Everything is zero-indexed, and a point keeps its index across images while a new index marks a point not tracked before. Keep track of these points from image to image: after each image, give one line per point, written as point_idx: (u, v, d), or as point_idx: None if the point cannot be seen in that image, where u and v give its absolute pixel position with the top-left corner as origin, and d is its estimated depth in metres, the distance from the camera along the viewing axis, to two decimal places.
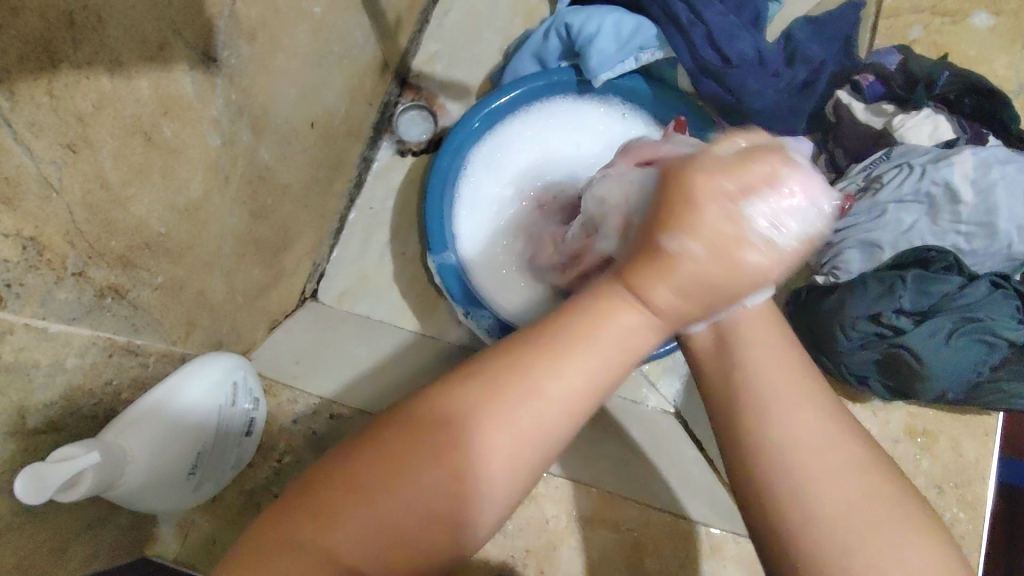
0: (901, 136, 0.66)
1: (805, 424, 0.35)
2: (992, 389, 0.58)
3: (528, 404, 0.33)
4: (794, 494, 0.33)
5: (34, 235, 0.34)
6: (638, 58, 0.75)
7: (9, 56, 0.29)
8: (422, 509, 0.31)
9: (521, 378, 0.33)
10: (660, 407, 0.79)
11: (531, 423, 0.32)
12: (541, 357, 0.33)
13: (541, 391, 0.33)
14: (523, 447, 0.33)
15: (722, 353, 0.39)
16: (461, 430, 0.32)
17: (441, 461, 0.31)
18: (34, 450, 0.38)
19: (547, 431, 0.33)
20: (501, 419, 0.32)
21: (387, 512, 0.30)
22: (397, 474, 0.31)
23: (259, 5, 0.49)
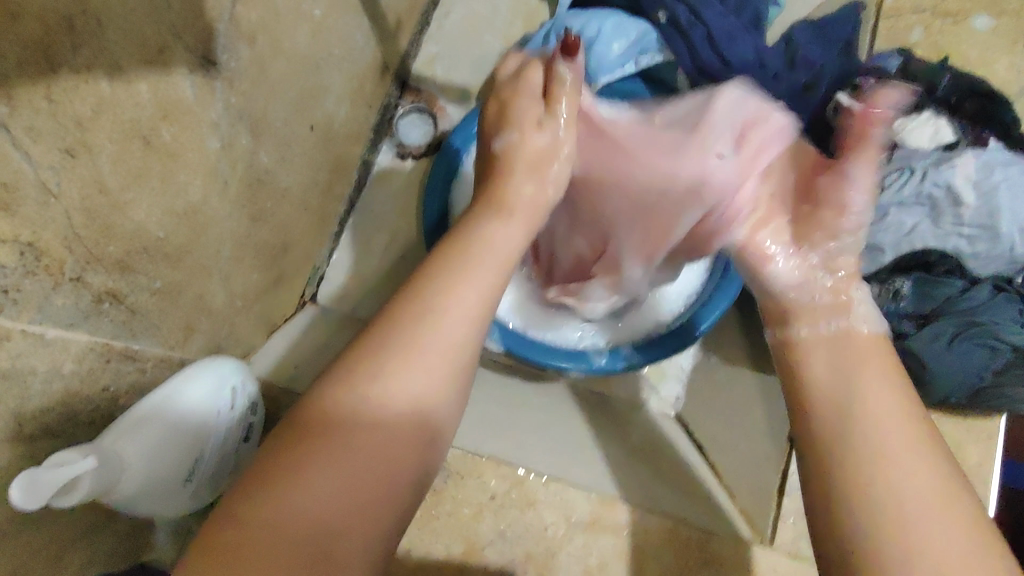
0: (903, 140, 0.64)
1: (908, 462, 0.37)
2: (996, 394, 0.57)
3: (422, 348, 0.37)
4: (888, 519, 0.34)
5: (31, 240, 0.34)
6: (638, 62, 0.75)
7: (9, 60, 0.29)
8: (363, 470, 0.33)
9: (414, 325, 0.37)
10: (660, 411, 0.76)
11: (446, 340, 0.38)
12: (419, 312, 0.38)
13: (428, 336, 0.37)
14: (434, 383, 0.37)
15: (834, 369, 0.43)
16: (353, 398, 0.35)
17: (348, 431, 0.34)
18: (30, 456, 0.37)
19: (446, 371, 0.37)
20: (396, 368, 0.36)
21: (331, 479, 0.32)
22: (328, 448, 0.33)
23: (259, 7, 0.49)
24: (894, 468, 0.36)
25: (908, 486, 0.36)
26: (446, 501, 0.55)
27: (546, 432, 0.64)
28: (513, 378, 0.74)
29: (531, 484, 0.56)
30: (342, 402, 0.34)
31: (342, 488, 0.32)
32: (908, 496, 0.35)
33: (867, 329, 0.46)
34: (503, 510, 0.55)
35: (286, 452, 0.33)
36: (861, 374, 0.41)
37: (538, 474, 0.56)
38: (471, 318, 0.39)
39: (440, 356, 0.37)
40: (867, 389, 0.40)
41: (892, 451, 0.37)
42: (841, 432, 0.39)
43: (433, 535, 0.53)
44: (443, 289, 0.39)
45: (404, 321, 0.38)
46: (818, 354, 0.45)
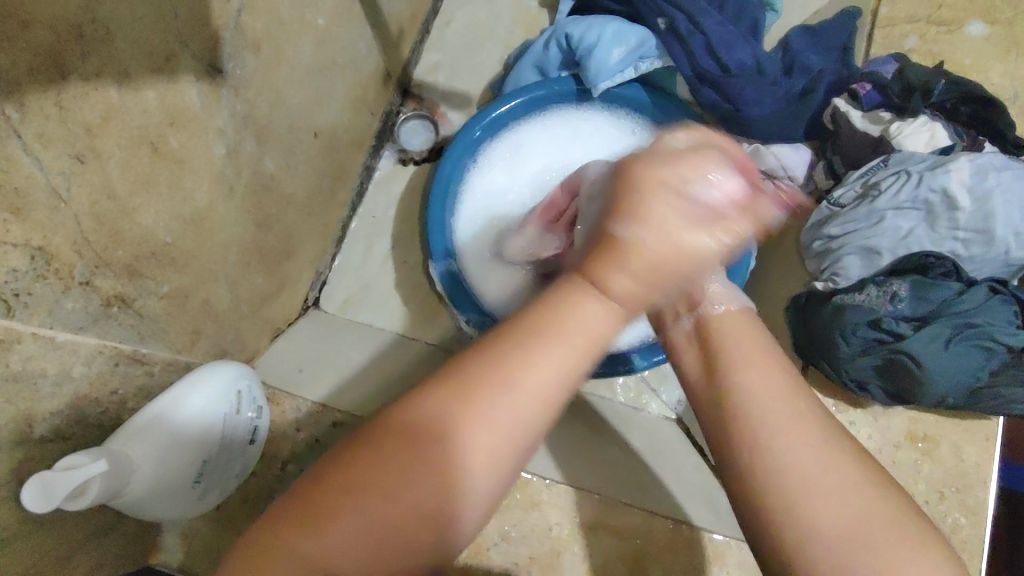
0: (898, 143, 0.66)
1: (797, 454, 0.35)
2: (990, 394, 0.58)
3: (494, 420, 0.34)
4: (790, 531, 0.33)
5: (42, 244, 0.34)
6: (638, 67, 0.76)
7: (21, 68, 0.30)
8: (395, 524, 0.32)
9: (491, 386, 0.34)
10: (662, 415, 0.79)
11: (515, 411, 0.34)
12: (505, 370, 0.34)
13: (507, 400, 0.34)
14: (492, 459, 0.34)
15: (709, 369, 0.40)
16: (417, 433, 0.33)
17: (404, 481, 0.32)
18: (42, 459, 0.38)
19: (511, 448, 0.34)
20: (464, 430, 0.33)
21: (362, 527, 0.31)
22: (380, 492, 0.32)
23: (264, 17, 0.50)
24: (780, 465, 0.35)
25: (797, 471, 0.34)
26: None
27: (550, 436, 0.64)
28: None
29: (534, 485, 0.56)
30: (401, 443, 0.33)
31: (369, 540, 0.31)
32: (792, 492, 0.34)
33: (715, 311, 0.43)
34: (506, 511, 0.55)
35: (336, 477, 0.32)
36: (740, 372, 0.38)
37: (541, 476, 0.57)
38: (553, 389, 0.34)
39: (509, 428, 0.34)
40: (736, 378, 0.38)
41: (773, 434, 0.35)
42: (741, 434, 0.36)
43: None
44: (526, 343, 0.35)
45: (491, 379, 0.34)
46: (729, 326, 0.42)
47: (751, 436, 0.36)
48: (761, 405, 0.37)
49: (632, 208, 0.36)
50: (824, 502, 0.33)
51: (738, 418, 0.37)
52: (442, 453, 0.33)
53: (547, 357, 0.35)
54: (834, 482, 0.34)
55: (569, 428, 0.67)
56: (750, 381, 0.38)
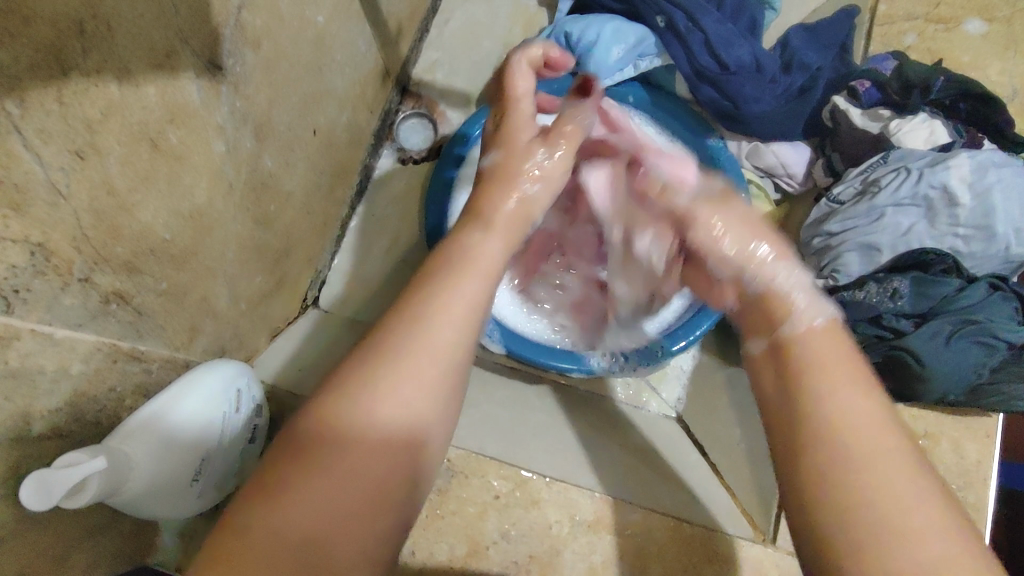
0: (897, 141, 0.66)
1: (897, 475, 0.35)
2: (992, 392, 0.57)
3: (409, 363, 0.36)
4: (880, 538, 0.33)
5: (41, 240, 0.34)
6: (637, 65, 0.76)
7: (21, 63, 0.30)
8: (353, 485, 0.33)
9: (396, 338, 0.37)
10: (661, 412, 0.78)
11: (425, 359, 0.37)
12: (410, 317, 0.38)
13: (426, 342, 0.37)
14: (425, 402, 0.36)
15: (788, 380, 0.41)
16: (351, 407, 0.35)
17: (347, 448, 0.34)
18: (38, 456, 0.37)
19: (433, 381, 0.36)
20: (385, 389, 0.35)
21: (324, 496, 0.33)
22: (330, 460, 0.33)
23: (263, 14, 0.50)
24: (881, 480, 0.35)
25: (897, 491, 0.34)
26: (448, 502, 0.55)
27: (549, 433, 0.64)
28: (514, 380, 0.74)
29: (534, 484, 0.56)
30: (336, 416, 0.34)
31: (336, 505, 0.33)
32: (889, 502, 0.34)
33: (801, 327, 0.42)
34: (507, 509, 0.55)
35: (286, 464, 0.33)
36: (832, 387, 0.38)
37: (542, 475, 0.57)
38: (466, 321, 0.39)
39: (437, 366, 0.37)
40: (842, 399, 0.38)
41: (879, 462, 0.35)
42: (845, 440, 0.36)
43: (435, 536, 0.54)
44: (433, 289, 0.39)
45: (397, 331, 0.37)
46: (818, 341, 0.41)
47: (839, 437, 0.36)
48: (865, 425, 0.37)
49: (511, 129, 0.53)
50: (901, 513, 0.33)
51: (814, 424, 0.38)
52: (369, 404, 0.35)
53: (446, 300, 0.39)
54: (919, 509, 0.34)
55: (569, 426, 0.67)
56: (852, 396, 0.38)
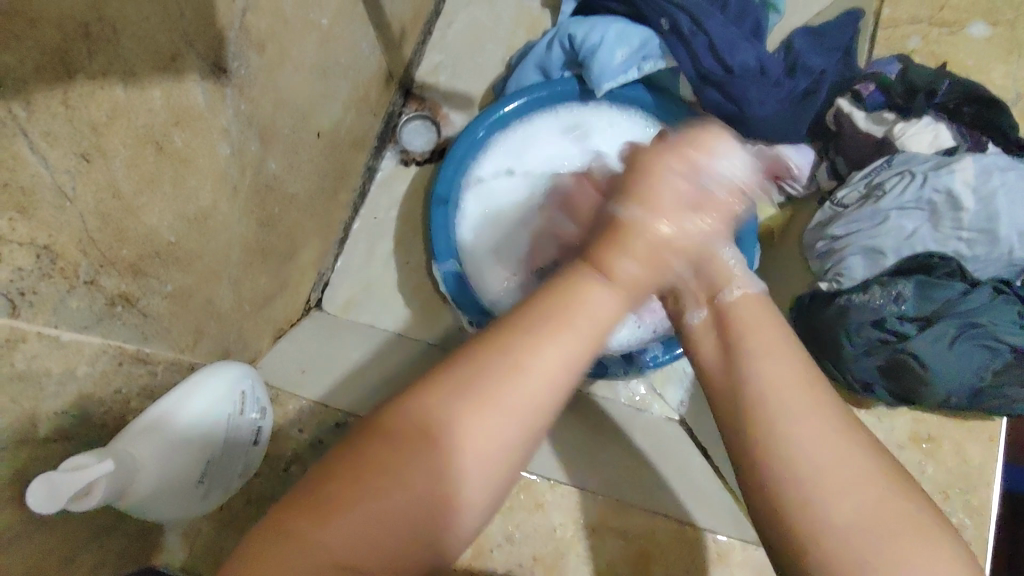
0: (902, 144, 0.66)
1: (810, 432, 0.34)
2: (994, 394, 0.58)
3: (494, 403, 0.33)
4: (801, 513, 0.33)
5: (48, 243, 0.34)
6: (641, 68, 0.76)
7: (27, 66, 0.30)
8: (405, 513, 0.31)
9: (488, 373, 0.33)
10: (664, 415, 0.79)
11: (511, 413, 0.33)
12: (505, 347, 0.34)
13: (515, 378, 0.33)
14: (501, 441, 0.33)
15: (725, 358, 0.39)
16: (426, 429, 0.32)
17: (403, 475, 0.32)
18: (45, 459, 0.37)
19: (518, 424, 0.33)
20: (462, 422, 0.32)
21: (369, 521, 0.31)
22: (403, 472, 0.32)
23: (268, 17, 0.50)
24: (798, 444, 0.34)
25: (812, 454, 0.34)
26: None
27: (553, 435, 0.64)
28: None
29: (538, 486, 0.56)
30: (399, 439, 0.32)
31: (379, 530, 0.31)
32: (804, 467, 0.33)
33: (730, 297, 0.42)
34: (511, 512, 0.55)
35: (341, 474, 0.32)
36: (756, 355, 0.38)
37: (545, 477, 0.57)
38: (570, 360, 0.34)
39: (522, 412, 0.33)
40: (762, 367, 0.37)
41: (800, 428, 0.35)
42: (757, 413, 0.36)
43: None
44: (538, 317, 0.35)
45: (488, 364, 0.33)
46: (749, 314, 0.40)
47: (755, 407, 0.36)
48: (774, 386, 0.36)
49: (639, 194, 0.40)
50: (821, 476, 0.33)
51: (759, 409, 0.36)
52: (438, 441, 0.32)
53: (546, 340, 0.34)
54: (844, 469, 0.33)
55: (572, 429, 0.67)
56: (758, 356, 0.38)
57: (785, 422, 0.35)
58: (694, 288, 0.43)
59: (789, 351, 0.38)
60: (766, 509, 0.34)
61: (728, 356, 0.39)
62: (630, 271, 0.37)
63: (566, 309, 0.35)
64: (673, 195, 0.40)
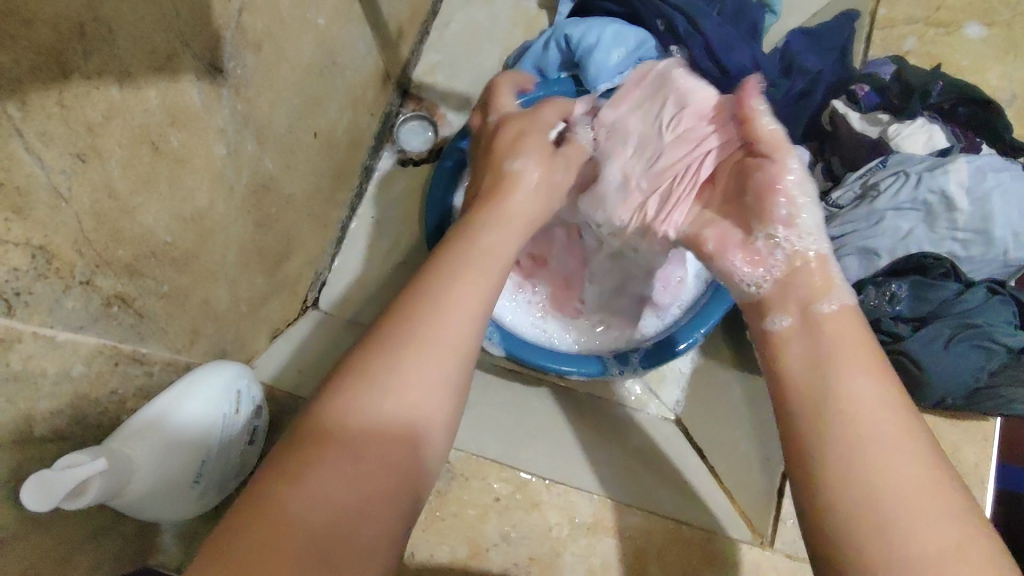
0: (897, 145, 0.67)
1: (902, 453, 0.34)
2: (990, 395, 0.58)
3: (425, 348, 0.36)
4: (879, 526, 0.32)
5: (43, 244, 0.34)
6: (637, 69, 0.75)
7: (22, 66, 0.30)
8: (372, 468, 0.32)
9: (412, 325, 0.36)
10: (661, 415, 0.78)
11: (441, 355, 0.36)
12: (420, 306, 0.37)
13: (442, 318, 0.37)
14: (440, 384, 0.36)
15: (812, 365, 0.39)
16: (371, 391, 0.34)
17: (363, 431, 0.33)
18: (40, 458, 0.37)
19: (450, 363, 0.36)
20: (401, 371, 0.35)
21: (343, 480, 0.31)
22: (356, 431, 0.33)
23: (265, 17, 0.50)
24: (886, 465, 0.34)
25: (897, 476, 0.33)
26: (449, 504, 0.55)
27: (549, 435, 0.64)
28: (515, 382, 0.74)
29: (534, 486, 0.56)
30: (352, 403, 0.33)
31: (356, 489, 0.31)
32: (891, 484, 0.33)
33: (829, 309, 0.42)
34: (508, 511, 0.55)
35: (299, 450, 0.32)
36: (845, 370, 0.38)
37: (541, 477, 0.57)
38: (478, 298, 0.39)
39: (449, 353, 0.36)
40: (855, 383, 0.37)
41: (890, 450, 0.34)
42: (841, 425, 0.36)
43: (436, 538, 0.54)
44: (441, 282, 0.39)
45: (411, 322, 0.37)
46: (835, 327, 0.41)
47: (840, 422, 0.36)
48: (868, 406, 0.36)
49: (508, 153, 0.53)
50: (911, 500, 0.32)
51: (855, 425, 0.35)
52: (390, 398, 0.34)
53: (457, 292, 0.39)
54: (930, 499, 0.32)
55: (568, 428, 0.67)
56: (851, 370, 0.38)
57: (879, 444, 0.34)
58: (780, 299, 0.44)
59: (870, 358, 0.38)
60: (841, 523, 0.33)
61: (815, 368, 0.39)
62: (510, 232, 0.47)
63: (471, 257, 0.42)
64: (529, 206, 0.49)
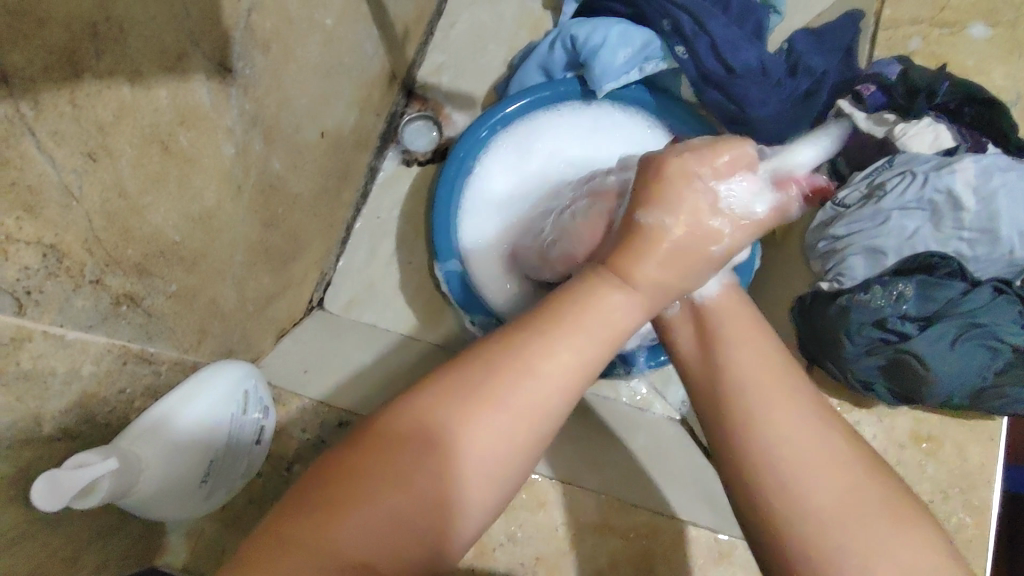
0: (903, 144, 0.66)
1: (788, 414, 0.38)
2: (994, 394, 0.59)
3: (502, 405, 0.36)
4: (788, 495, 0.36)
5: (54, 242, 0.34)
6: (643, 68, 0.76)
7: (35, 65, 0.30)
8: (421, 502, 0.34)
9: (492, 377, 0.36)
10: (666, 415, 0.79)
11: (510, 416, 0.36)
12: (510, 356, 0.37)
13: (526, 383, 0.36)
14: (509, 442, 0.36)
15: (703, 351, 0.43)
16: (432, 428, 0.35)
17: (420, 468, 0.34)
18: (50, 457, 0.37)
19: (524, 424, 0.36)
20: (473, 421, 0.35)
21: (388, 513, 0.33)
22: (408, 468, 0.34)
23: (273, 16, 0.50)
24: (774, 432, 0.37)
25: (793, 443, 0.37)
26: None
27: (555, 434, 0.64)
28: None
29: (541, 485, 0.56)
30: (414, 428, 0.35)
31: (395, 519, 0.33)
32: (782, 447, 0.37)
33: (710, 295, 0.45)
34: (514, 511, 0.55)
35: (345, 468, 0.34)
36: (730, 345, 0.42)
37: (548, 476, 0.57)
38: (573, 376, 0.37)
39: (523, 415, 0.36)
40: (737, 355, 0.41)
41: (779, 414, 0.38)
42: (737, 399, 0.39)
43: None
44: (537, 334, 0.37)
45: (492, 373, 0.36)
46: (723, 309, 0.44)
47: (738, 393, 0.39)
48: (753, 376, 0.40)
49: (664, 200, 0.41)
50: (800, 460, 0.36)
51: (743, 396, 0.39)
52: (456, 453, 0.35)
53: (554, 346, 0.37)
54: (819, 453, 0.37)
55: (573, 427, 0.67)
56: (729, 343, 0.42)
57: (766, 406, 0.38)
58: (720, 313, 0.44)
59: (761, 343, 0.42)
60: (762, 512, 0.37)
61: (706, 349, 0.43)
62: (654, 276, 0.39)
63: (580, 317, 0.38)
64: (689, 252, 0.40)
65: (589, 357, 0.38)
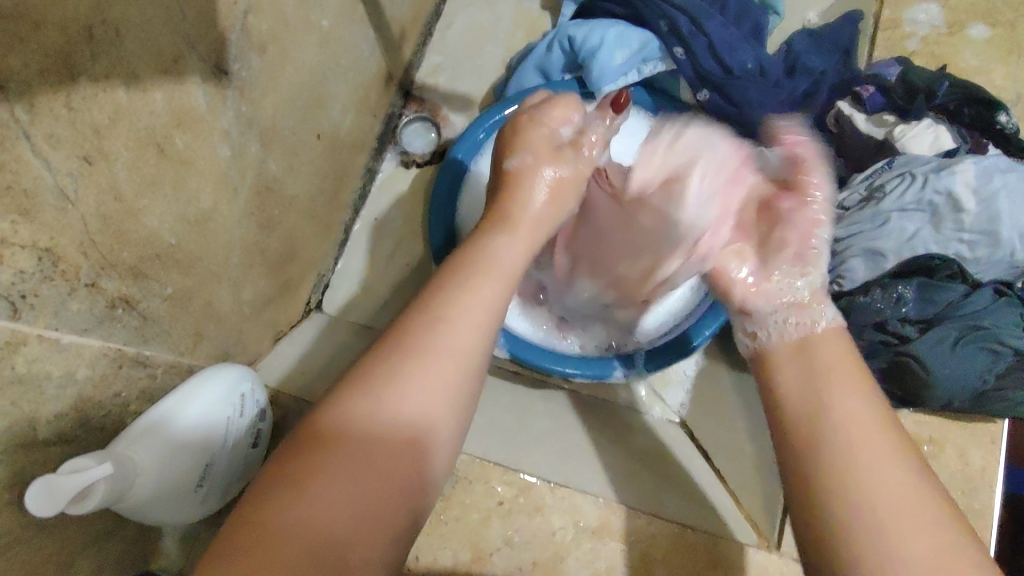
0: (902, 146, 0.67)
1: (888, 462, 0.36)
2: (997, 396, 0.58)
3: (426, 366, 0.36)
4: (869, 529, 0.34)
5: (49, 246, 0.34)
6: (641, 70, 0.76)
7: (31, 68, 0.30)
8: (377, 479, 0.32)
9: (414, 341, 0.36)
10: (665, 418, 0.79)
11: (436, 376, 0.36)
12: (428, 317, 0.37)
13: (444, 342, 0.37)
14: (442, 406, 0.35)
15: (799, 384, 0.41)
16: (372, 409, 0.34)
17: (362, 445, 0.33)
18: (44, 462, 0.37)
19: (449, 386, 0.36)
20: (404, 383, 0.35)
21: (343, 495, 0.31)
22: (351, 444, 0.33)
23: (269, 18, 0.50)
24: (872, 474, 0.35)
25: (889, 485, 0.35)
26: (452, 507, 0.55)
27: (553, 437, 0.64)
28: (517, 385, 0.74)
29: (538, 489, 0.56)
30: (350, 414, 0.33)
31: (354, 506, 0.31)
32: (882, 490, 0.34)
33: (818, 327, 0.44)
34: (511, 515, 0.55)
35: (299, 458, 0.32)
36: (835, 388, 0.39)
37: (546, 480, 0.57)
38: (479, 338, 0.38)
39: (450, 371, 0.36)
40: (841, 399, 0.39)
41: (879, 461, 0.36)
42: (835, 435, 0.37)
43: (439, 541, 0.54)
44: (444, 294, 0.39)
45: (415, 331, 0.37)
46: (830, 349, 0.42)
47: (836, 435, 0.37)
48: (855, 419, 0.38)
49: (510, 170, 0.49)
50: (901, 506, 0.34)
51: (842, 433, 0.37)
52: (399, 418, 0.34)
53: (463, 302, 0.38)
54: (920, 506, 0.34)
55: (571, 430, 0.67)
56: (836, 386, 0.39)
57: (867, 447, 0.36)
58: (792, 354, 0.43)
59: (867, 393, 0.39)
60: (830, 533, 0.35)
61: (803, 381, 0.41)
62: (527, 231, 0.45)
63: (467, 287, 0.39)
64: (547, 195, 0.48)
65: (489, 312, 0.39)
